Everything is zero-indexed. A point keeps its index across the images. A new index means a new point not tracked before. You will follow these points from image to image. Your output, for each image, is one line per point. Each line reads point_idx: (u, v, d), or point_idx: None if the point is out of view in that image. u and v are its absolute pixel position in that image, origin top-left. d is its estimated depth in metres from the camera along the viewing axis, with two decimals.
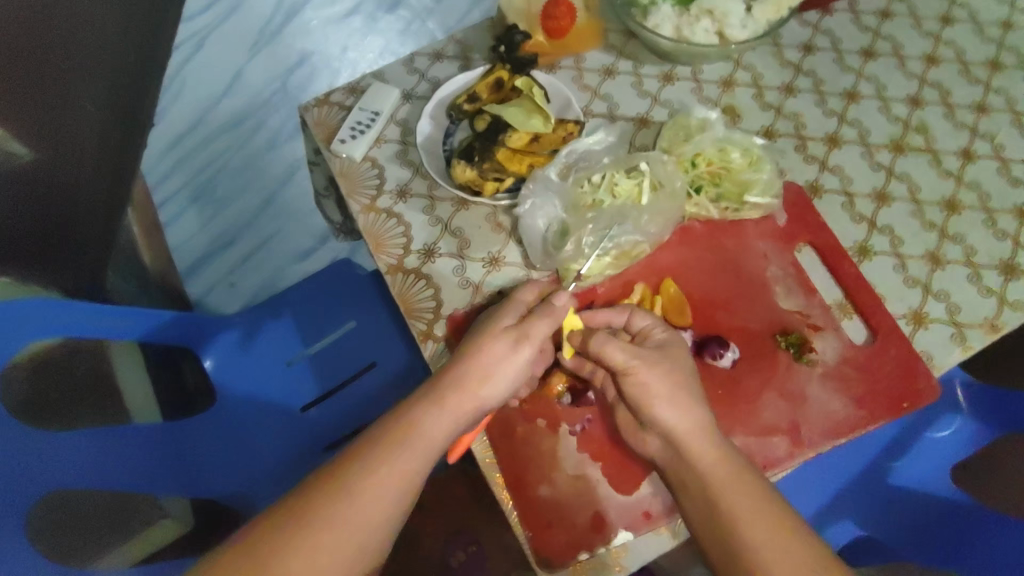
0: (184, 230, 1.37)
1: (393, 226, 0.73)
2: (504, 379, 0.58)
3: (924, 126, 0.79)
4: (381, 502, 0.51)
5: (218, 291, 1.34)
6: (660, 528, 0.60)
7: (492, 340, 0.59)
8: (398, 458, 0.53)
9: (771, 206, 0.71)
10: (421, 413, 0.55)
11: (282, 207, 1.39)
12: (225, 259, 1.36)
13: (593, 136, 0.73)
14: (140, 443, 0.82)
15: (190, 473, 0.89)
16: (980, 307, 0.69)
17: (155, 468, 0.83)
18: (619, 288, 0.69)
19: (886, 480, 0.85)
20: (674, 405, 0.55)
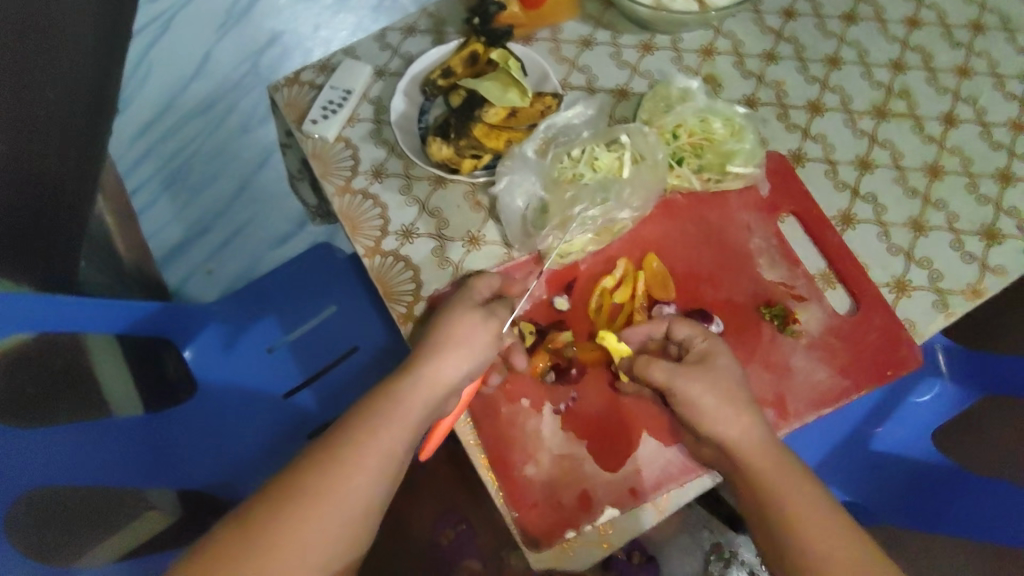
0: (159, 217, 1.36)
1: (370, 208, 0.71)
2: (472, 355, 0.57)
3: (906, 91, 0.78)
4: (360, 486, 0.50)
5: (196, 278, 1.38)
6: (647, 503, 0.60)
7: (456, 318, 0.57)
8: (373, 439, 0.52)
9: (753, 176, 0.70)
10: (392, 390, 0.54)
11: (257, 193, 1.39)
12: (202, 246, 1.38)
13: (571, 110, 0.72)
14: (117, 437, 0.81)
15: (172, 462, 0.88)
16: (962, 273, 0.69)
17: (133, 463, 0.81)
18: (601, 264, 0.68)
19: (869, 446, 0.87)
20: (726, 410, 0.55)
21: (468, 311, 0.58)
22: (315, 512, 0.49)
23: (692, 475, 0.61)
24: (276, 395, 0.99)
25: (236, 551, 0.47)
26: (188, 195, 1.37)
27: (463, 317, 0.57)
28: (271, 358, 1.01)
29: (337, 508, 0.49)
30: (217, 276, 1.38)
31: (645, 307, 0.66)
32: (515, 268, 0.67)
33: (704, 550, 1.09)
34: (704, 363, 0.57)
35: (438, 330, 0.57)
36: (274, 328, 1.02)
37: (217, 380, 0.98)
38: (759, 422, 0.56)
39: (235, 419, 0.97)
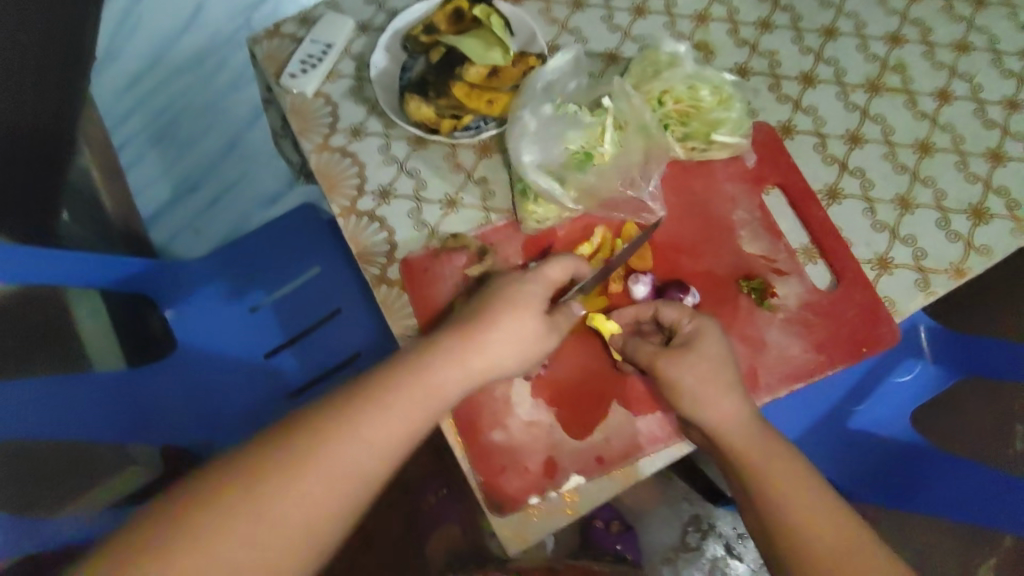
0: (146, 173, 1.32)
1: (348, 166, 0.70)
2: (513, 348, 0.55)
3: (902, 65, 0.75)
4: (355, 465, 0.48)
5: (183, 237, 1.31)
6: (613, 471, 0.60)
7: (501, 306, 0.56)
8: (381, 418, 0.50)
9: (740, 147, 0.68)
10: (408, 373, 0.52)
11: (247, 150, 1.32)
12: (190, 204, 1.31)
13: (557, 62, 0.65)
14: (94, 393, 0.83)
15: (152, 417, 0.88)
16: (946, 253, 0.68)
17: (107, 416, 0.83)
18: (579, 229, 0.67)
19: (845, 424, 0.87)
20: (722, 397, 0.56)
21: (507, 297, 0.56)
22: (307, 486, 0.47)
23: (660, 445, 0.61)
24: (258, 356, 0.97)
25: (212, 520, 0.44)
26: (177, 150, 1.32)
27: (504, 302, 0.56)
28: (254, 318, 0.99)
29: (329, 486, 0.47)
30: (205, 235, 1.31)
31: (622, 276, 0.65)
32: (492, 232, 0.67)
33: (683, 521, 1.15)
34: (696, 351, 0.58)
35: (476, 318, 0.55)
36: (257, 287, 1.00)
37: (198, 339, 0.96)
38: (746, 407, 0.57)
39: (216, 382, 0.95)
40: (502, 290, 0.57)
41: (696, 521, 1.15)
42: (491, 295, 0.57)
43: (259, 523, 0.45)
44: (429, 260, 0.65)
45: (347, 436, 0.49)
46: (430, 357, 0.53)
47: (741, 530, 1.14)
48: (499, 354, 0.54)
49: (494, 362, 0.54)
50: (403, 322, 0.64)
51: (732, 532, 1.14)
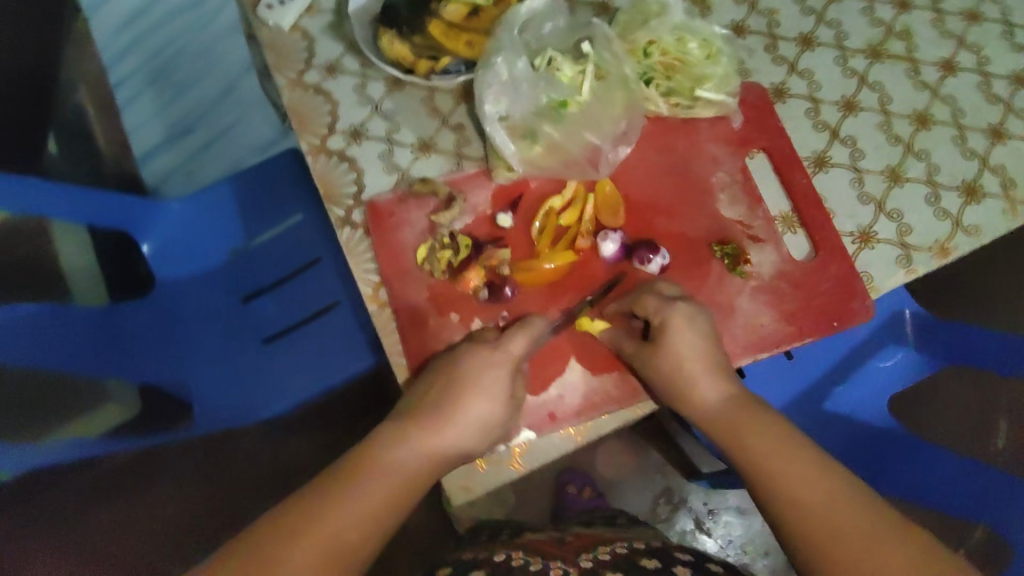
0: (141, 114, 1.28)
1: (320, 103, 0.67)
2: (488, 401, 0.54)
3: (908, 32, 0.72)
4: (355, 515, 0.46)
5: (174, 179, 1.26)
6: (565, 429, 0.60)
7: (468, 360, 0.55)
8: (374, 473, 0.49)
9: (726, 106, 0.66)
10: (387, 441, 0.51)
11: (243, 96, 1.27)
12: (184, 146, 1.27)
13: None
14: (76, 322, 0.75)
15: (129, 354, 0.79)
16: (932, 230, 0.65)
17: (89, 343, 0.74)
18: (553, 182, 0.64)
19: (823, 403, 0.86)
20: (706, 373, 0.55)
21: (479, 352, 0.56)
22: (306, 536, 0.44)
23: (614, 407, 0.61)
24: (236, 299, 0.96)
25: (233, 566, 0.42)
26: (174, 90, 1.29)
27: (475, 358, 0.55)
28: (235, 261, 0.98)
29: (331, 530, 0.45)
30: (198, 178, 1.26)
31: (591, 232, 0.63)
32: (464, 180, 0.64)
33: (656, 492, 1.14)
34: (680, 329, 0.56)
35: (454, 370, 0.56)
36: (238, 231, 0.98)
37: (176, 279, 0.95)
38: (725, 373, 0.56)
39: (191, 326, 0.91)
40: (472, 346, 0.57)
41: (668, 493, 1.14)
42: (455, 354, 0.57)
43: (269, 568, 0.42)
44: (396, 206, 0.63)
45: (344, 495, 0.47)
46: (408, 426, 0.53)
47: (713, 506, 1.13)
48: (476, 409, 0.53)
49: (472, 420, 0.53)
50: (364, 266, 0.63)
51: (702, 507, 1.13)
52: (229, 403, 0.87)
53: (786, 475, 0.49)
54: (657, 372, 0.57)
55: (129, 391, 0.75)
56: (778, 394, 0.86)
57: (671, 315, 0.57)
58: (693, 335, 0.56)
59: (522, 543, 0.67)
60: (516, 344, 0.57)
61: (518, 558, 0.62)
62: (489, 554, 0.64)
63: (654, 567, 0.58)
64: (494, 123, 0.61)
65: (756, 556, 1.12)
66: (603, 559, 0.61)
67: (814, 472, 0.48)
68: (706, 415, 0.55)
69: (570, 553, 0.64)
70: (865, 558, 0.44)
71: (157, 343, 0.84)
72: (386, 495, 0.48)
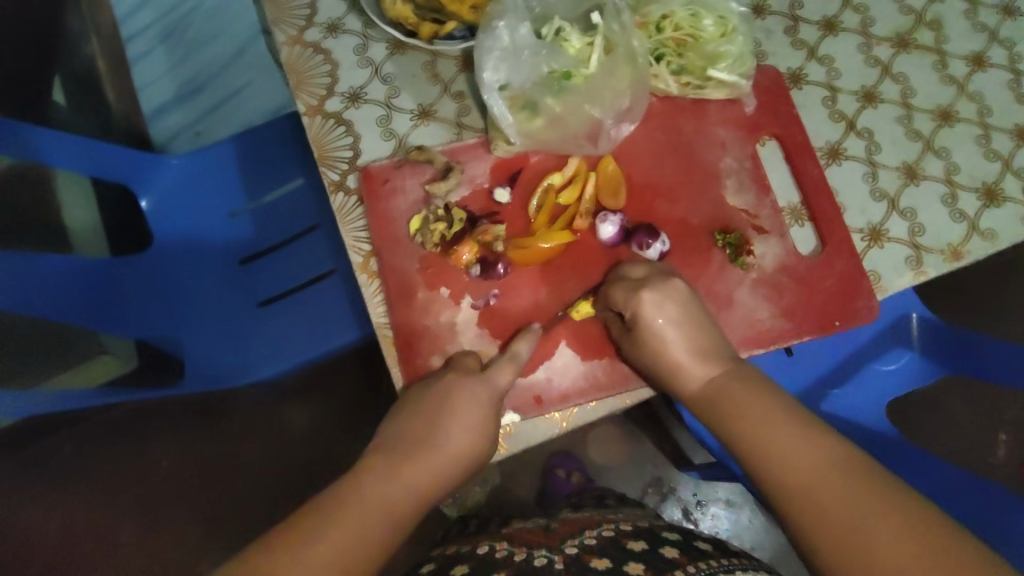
0: (153, 69, 1.20)
1: (320, 63, 0.65)
2: (474, 432, 0.53)
3: (938, 21, 0.68)
4: (342, 550, 0.43)
5: (183, 139, 1.17)
6: (551, 412, 0.59)
7: (454, 390, 0.54)
8: (359, 509, 0.46)
9: (739, 88, 0.63)
10: (370, 478, 0.48)
11: (257, 58, 1.18)
12: (193, 106, 1.17)
13: None
14: (69, 275, 0.71)
15: (116, 314, 0.76)
16: (946, 232, 0.63)
17: (82, 292, 0.72)
18: (554, 158, 0.62)
19: (820, 404, 0.82)
20: (694, 353, 0.55)
21: (466, 382, 0.54)
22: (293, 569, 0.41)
23: (601, 394, 0.59)
24: (230, 261, 0.89)
25: None
26: (187, 47, 1.19)
27: (459, 387, 0.54)
28: (232, 222, 0.91)
29: (317, 564, 0.41)
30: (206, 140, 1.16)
31: (590, 212, 0.61)
32: (462, 150, 0.62)
33: (645, 481, 1.13)
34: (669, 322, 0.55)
35: (439, 400, 0.53)
36: (234, 188, 0.92)
37: (166, 231, 0.88)
38: (715, 346, 0.55)
39: (186, 277, 0.86)
40: (457, 376, 0.55)
41: (658, 484, 1.13)
42: (438, 385, 0.55)
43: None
44: (391, 173, 0.62)
45: (329, 531, 0.44)
46: (392, 459, 0.50)
47: (702, 497, 1.12)
48: (460, 441, 0.52)
49: (456, 453, 0.52)
50: (356, 233, 0.62)
51: (691, 497, 1.12)
52: (225, 363, 0.83)
53: (769, 448, 0.48)
54: (644, 359, 0.56)
55: (125, 342, 0.81)
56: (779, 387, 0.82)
57: (644, 304, 0.55)
58: (671, 321, 0.55)
59: (510, 535, 0.66)
60: (501, 374, 0.55)
61: (503, 551, 0.60)
62: (475, 549, 0.63)
63: (642, 549, 0.56)
64: (492, 92, 0.57)
65: (742, 549, 1.10)
66: (589, 544, 0.59)
67: (802, 441, 0.48)
68: (700, 398, 0.54)
69: (556, 540, 0.62)
70: (862, 524, 0.42)
71: (152, 301, 0.81)
72: (374, 534, 0.45)
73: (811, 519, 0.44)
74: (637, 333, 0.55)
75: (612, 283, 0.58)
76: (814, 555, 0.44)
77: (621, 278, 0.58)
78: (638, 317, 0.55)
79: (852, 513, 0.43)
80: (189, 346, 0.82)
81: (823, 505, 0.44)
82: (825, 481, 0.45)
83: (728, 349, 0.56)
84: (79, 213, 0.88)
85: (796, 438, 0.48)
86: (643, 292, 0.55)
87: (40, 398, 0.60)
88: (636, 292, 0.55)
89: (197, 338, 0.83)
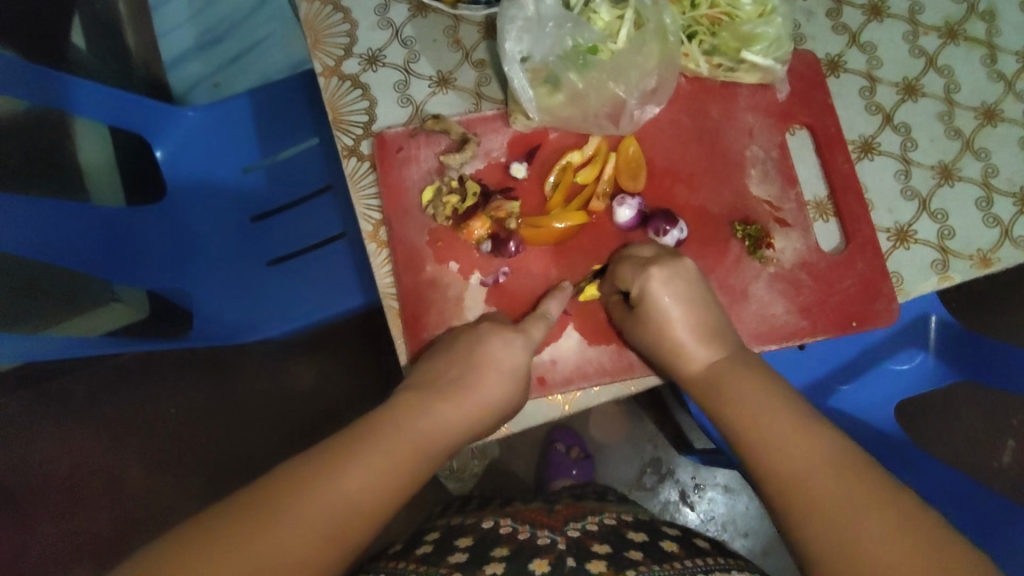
0: (173, 15, 1.15)
1: (338, 22, 0.63)
2: (507, 385, 0.52)
3: (992, 12, 0.64)
4: (371, 479, 0.43)
5: (201, 90, 1.13)
6: (553, 394, 0.58)
7: (487, 339, 0.53)
8: (392, 439, 0.45)
9: (773, 73, 0.60)
10: (405, 412, 0.48)
11: (280, 9, 1.14)
12: (213, 56, 1.14)
13: None
14: (92, 221, 0.71)
15: (130, 263, 0.75)
16: (977, 237, 0.60)
17: (102, 244, 0.72)
18: (574, 136, 0.60)
19: (828, 399, 0.81)
20: (702, 340, 0.53)
21: (501, 331, 0.54)
22: (322, 495, 0.41)
23: (606, 378, 0.58)
24: (242, 217, 0.88)
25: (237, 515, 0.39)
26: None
27: (493, 334, 0.53)
28: (246, 178, 0.89)
29: (347, 494, 0.42)
30: (225, 92, 1.13)
31: (607, 194, 0.59)
32: (479, 121, 0.60)
33: (642, 461, 1.13)
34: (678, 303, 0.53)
35: (465, 355, 0.52)
36: (250, 144, 0.89)
37: (180, 181, 0.87)
38: (722, 331, 0.54)
39: (202, 230, 0.86)
40: (492, 325, 0.54)
41: (655, 464, 1.13)
42: (472, 332, 0.54)
43: (284, 522, 0.39)
44: (405, 142, 0.60)
45: (362, 457, 0.43)
46: (423, 396, 0.49)
47: (699, 481, 1.12)
48: (492, 390, 0.51)
49: (484, 405, 0.51)
50: (366, 201, 0.60)
51: (689, 481, 1.12)
52: (233, 319, 0.83)
53: (767, 442, 0.46)
54: (646, 341, 0.55)
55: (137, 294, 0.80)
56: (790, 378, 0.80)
57: (651, 281, 0.53)
58: (677, 299, 0.53)
59: (512, 513, 0.65)
60: (534, 330, 0.55)
61: (505, 525, 0.59)
62: (478, 522, 0.61)
63: (642, 540, 0.56)
64: (513, 64, 0.54)
65: (735, 535, 1.11)
66: (591, 529, 0.58)
67: (795, 436, 0.46)
68: (697, 382, 0.53)
69: (559, 521, 0.61)
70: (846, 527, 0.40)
71: (166, 251, 0.81)
72: (405, 466, 0.45)
73: (802, 515, 0.42)
74: (642, 311, 0.54)
75: (618, 262, 0.57)
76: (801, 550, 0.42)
77: (628, 256, 0.56)
78: (645, 294, 0.54)
79: (844, 515, 0.41)
80: (204, 302, 0.82)
81: (827, 508, 0.42)
82: (821, 477, 0.43)
83: (732, 334, 0.55)
84: (92, 155, 0.86)
85: (790, 434, 0.46)
86: (652, 268, 0.54)
87: (50, 343, 0.58)
88: (645, 269, 0.54)
89: (213, 295, 0.83)
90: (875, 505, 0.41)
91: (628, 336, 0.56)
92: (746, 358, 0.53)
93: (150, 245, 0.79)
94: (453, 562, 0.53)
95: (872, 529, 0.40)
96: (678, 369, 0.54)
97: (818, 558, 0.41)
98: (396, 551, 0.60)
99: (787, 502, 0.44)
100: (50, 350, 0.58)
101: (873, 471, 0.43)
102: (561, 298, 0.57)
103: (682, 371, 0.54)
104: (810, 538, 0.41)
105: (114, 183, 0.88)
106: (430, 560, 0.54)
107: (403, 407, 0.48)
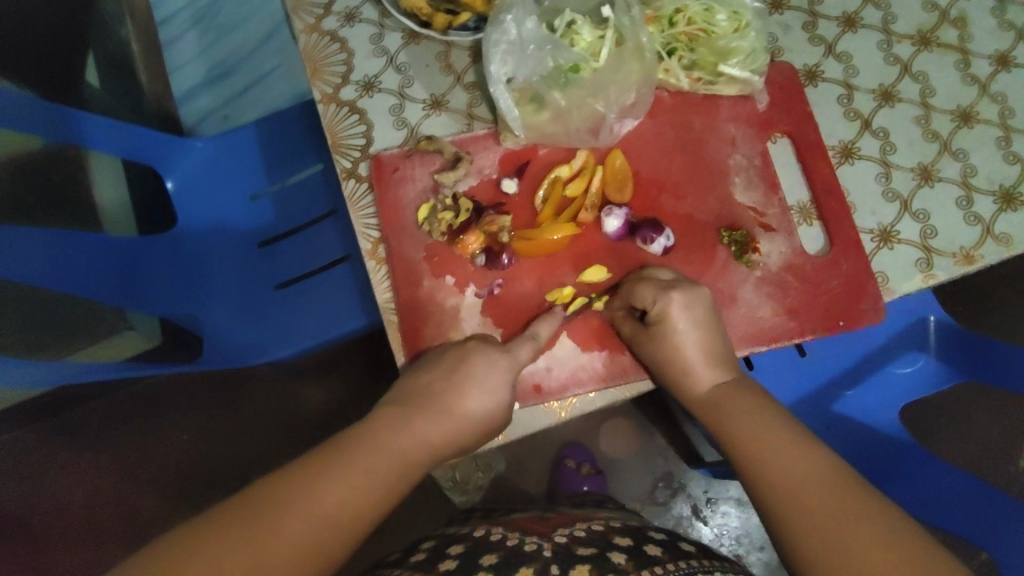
0: (185, 52, 1.19)
1: (335, 52, 0.66)
2: (493, 398, 0.54)
3: (964, 19, 0.67)
4: (358, 489, 0.44)
5: (210, 121, 1.15)
6: (549, 402, 0.60)
7: (475, 355, 0.55)
8: (376, 452, 0.47)
9: (750, 84, 0.62)
10: (387, 427, 0.49)
11: (287, 41, 1.14)
12: (222, 89, 1.15)
13: None
14: (103, 253, 0.73)
15: (139, 290, 0.77)
16: (959, 235, 0.62)
17: (115, 278, 0.74)
18: (561, 151, 0.63)
19: (830, 405, 0.82)
20: (712, 360, 0.55)
21: (486, 351, 0.56)
22: (293, 520, 0.41)
23: (601, 383, 0.60)
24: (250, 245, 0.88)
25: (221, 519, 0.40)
26: (215, 33, 1.17)
27: (480, 354, 0.55)
28: (253, 207, 0.90)
29: (312, 515, 0.42)
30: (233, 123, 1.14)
31: (596, 206, 0.61)
32: (471, 141, 0.63)
33: (653, 476, 1.13)
34: (699, 322, 0.56)
35: (449, 373, 0.54)
36: (256, 174, 0.91)
37: (189, 218, 0.88)
38: (729, 352, 0.57)
39: (211, 257, 0.86)
40: (481, 344, 0.56)
41: (667, 478, 1.13)
42: (460, 349, 0.56)
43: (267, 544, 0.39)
44: (400, 162, 0.63)
45: (339, 472, 0.44)
46: (405, 412, 0.51)
47: (712, 495, 1.12)
48: (477, 404, 0.53)
49: (472, 418, 0.53)
50: (365, 221, 0.63)
51: (701, 495, 1.12)
52: (245, 341, 0.83)
53: (768, 453, 0.48)
54: (656, 358, 0.56)
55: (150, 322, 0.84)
56: (789, 380, 0.83)
57: (672, 304, 0.55)
58: (693, 323, 0.56)
59: (506, 521, 0.66)
60: (522, 351, 0.57)
61: (495, 534, 0.60)
62: (471, 531, 0.62)
63: (627, 544, 0.57)
64: (498, 85, 0.58)
65: (750, 549, 1.10)
66: (578, 535, 0.59)
67: (794, 451, 0.47)
68: (704, 401, 0.55)
69: (548, 528, 0.62)
70: (840, 534, 0.41)
71: (179, 280, 0.82)
72: (387, 478, 0.46)
73: (799, 520, 0.43)
74: (660, 332, 0.56)
75: (635, 282, 0.58)
76: (793, 555, 0.43)
77: (644, 278, 0.58)
78: (666, 315, 0.55)
79: (840, 522, 0.42)
80: (218, 326, 0.83)
81: (809, 503, 0.44)
82: (821, 489, 0.44)
83: (735, 359, 0.57)
84: (109, 192, 0.91)
85: (790, 449, 0.48)
86: (673, 293, 0.56)
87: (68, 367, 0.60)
88: (666, 292, 0.56)
89: (219, 319, 0.84)
90: (862, 508, 0.42)
91: (637, 350, 0.58)
92: (746, 384, 0.54)
93: (160, 279, 0.80)
94: (443, 569, 0.54)
95: (861, 532, 0.41)
96: (690, 389, 0.55)
97: (812, 561, 0.41)
98: (393, 559, 0.61)
99: (783, 509, 0.45)
100: (73, 375, 0.59)
101: (872, 490, 0.44)
102: (550, 322, 0.58)
103: (689, 394, 0.56)
104: (803, 543, 0.42)
105: (129, 218, 0.92)
106: (422, 568, 0.55)
107: (386, 423, 0.50)
